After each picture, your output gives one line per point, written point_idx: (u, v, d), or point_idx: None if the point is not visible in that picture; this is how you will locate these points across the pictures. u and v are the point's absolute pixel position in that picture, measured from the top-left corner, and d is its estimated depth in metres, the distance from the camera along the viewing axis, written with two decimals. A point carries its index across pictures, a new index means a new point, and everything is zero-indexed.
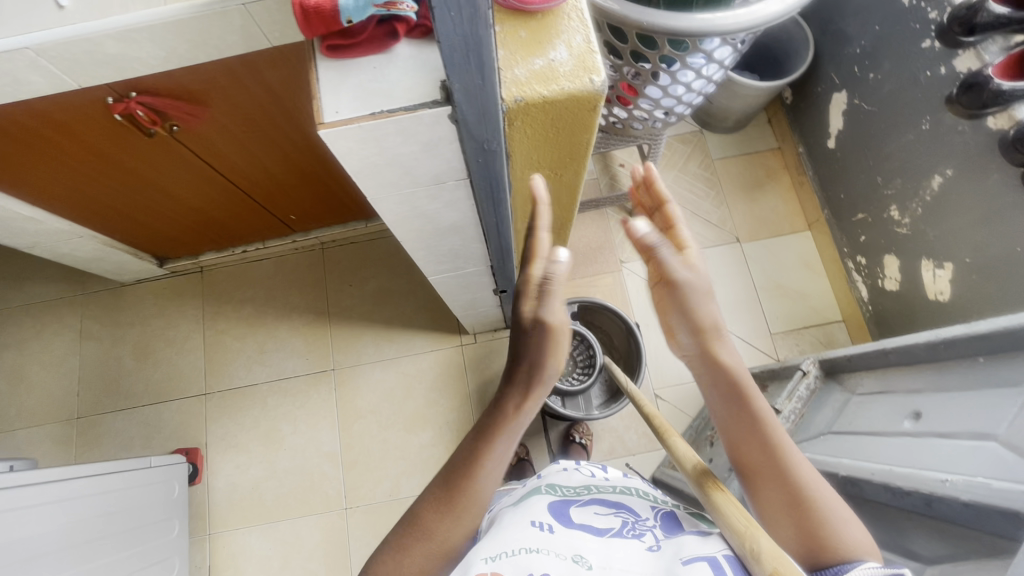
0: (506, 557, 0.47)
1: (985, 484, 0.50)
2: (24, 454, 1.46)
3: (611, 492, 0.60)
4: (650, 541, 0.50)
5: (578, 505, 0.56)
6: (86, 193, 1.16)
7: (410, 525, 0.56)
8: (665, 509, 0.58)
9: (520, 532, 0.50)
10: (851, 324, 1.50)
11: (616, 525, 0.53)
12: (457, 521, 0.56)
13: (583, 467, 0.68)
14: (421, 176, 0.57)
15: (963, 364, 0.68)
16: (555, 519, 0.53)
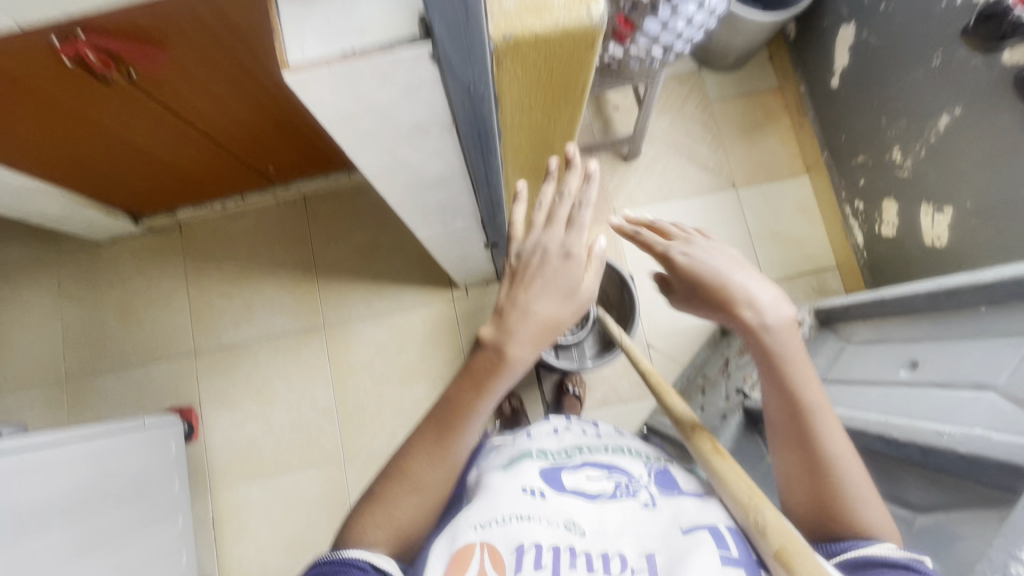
0: (498, 525, 0.47)
1: (985, 436, 0.50)
2: (15, 417, 1.45)
3: (604, 453, 0.60)
4: (645, 499, 0.51)
5: (570, 470, 0.56)
6: (44, 147, 1.08)
7: (400, 476, 0.55)
8: (660, 467, 0.58)
9: (512, 498, 0.51)
10: (844, 270, 1.50)
11: (610, 488, 0.53)
12: (447, 470, 0.56)
13: (573, 425, 0.69)
14: (402, 124, 0.51)
15: (964, 314, 0.67)
16: (546, 485, 0.53)
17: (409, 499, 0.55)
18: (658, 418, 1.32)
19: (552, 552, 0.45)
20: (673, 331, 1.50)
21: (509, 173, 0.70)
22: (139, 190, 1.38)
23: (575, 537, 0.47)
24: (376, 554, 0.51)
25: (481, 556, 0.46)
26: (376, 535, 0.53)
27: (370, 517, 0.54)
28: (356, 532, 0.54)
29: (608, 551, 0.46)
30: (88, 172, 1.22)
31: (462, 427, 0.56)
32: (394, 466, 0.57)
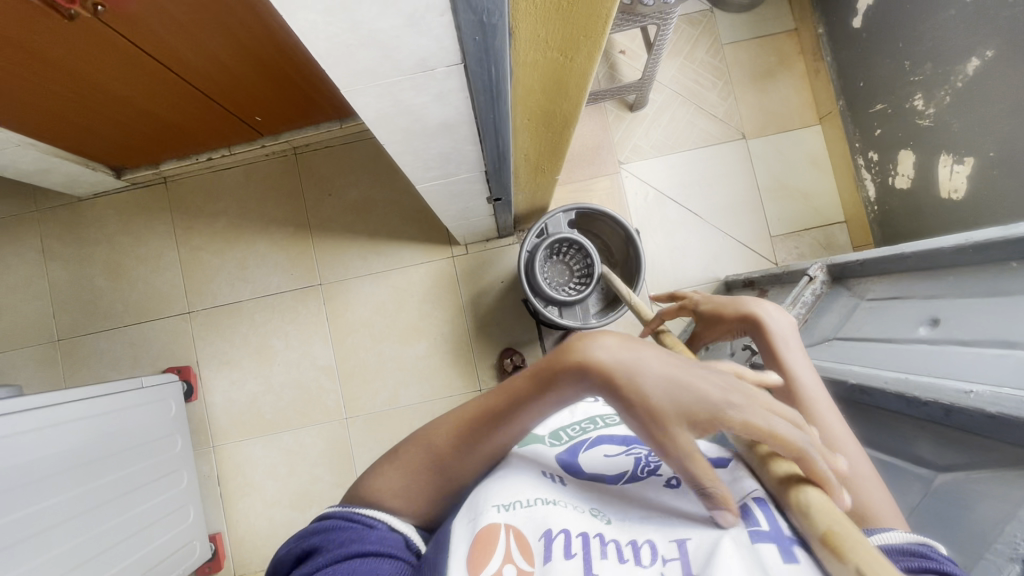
0: (523, 507, 0.49)
1: (1015, 395, 0.48)
2: (8, 377, 1.43)
3: (618, 422, 0.63)
4: (667, 476, 0.54)
5: (586, 450, 0.59)
6: (11, 93, 1.00)
7: (422, 447, 0.57)
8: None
9: (535, 482, 0.52)
10: (852, 225, 1.47)
11: (630, 467, 0.57)
12: (469, 459, 0.56)
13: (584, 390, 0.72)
14: (405, 63, 0.45)
15: (993, 269, 0.65)
16: (564, 470, 0.56)
17: (427, 474, 0.56)
18: None
19: (581, 540, 0.46)
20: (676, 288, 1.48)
21: (517, 119, 0.65)
22: (121, 143, 1.30)
23: (602, 524, 0.48)
24: (390, 516, 0.55)
25: (506, 538, 0.47)
26: (390, 498, 0.56)
27: (387, 478, 0.57)
28: (371, 492, 0.57)
29: (638, 539, 0.46)
30: (62, 123, 1.15)
31: (496, 424, 0.54)
32: (421, 436, 0.58)
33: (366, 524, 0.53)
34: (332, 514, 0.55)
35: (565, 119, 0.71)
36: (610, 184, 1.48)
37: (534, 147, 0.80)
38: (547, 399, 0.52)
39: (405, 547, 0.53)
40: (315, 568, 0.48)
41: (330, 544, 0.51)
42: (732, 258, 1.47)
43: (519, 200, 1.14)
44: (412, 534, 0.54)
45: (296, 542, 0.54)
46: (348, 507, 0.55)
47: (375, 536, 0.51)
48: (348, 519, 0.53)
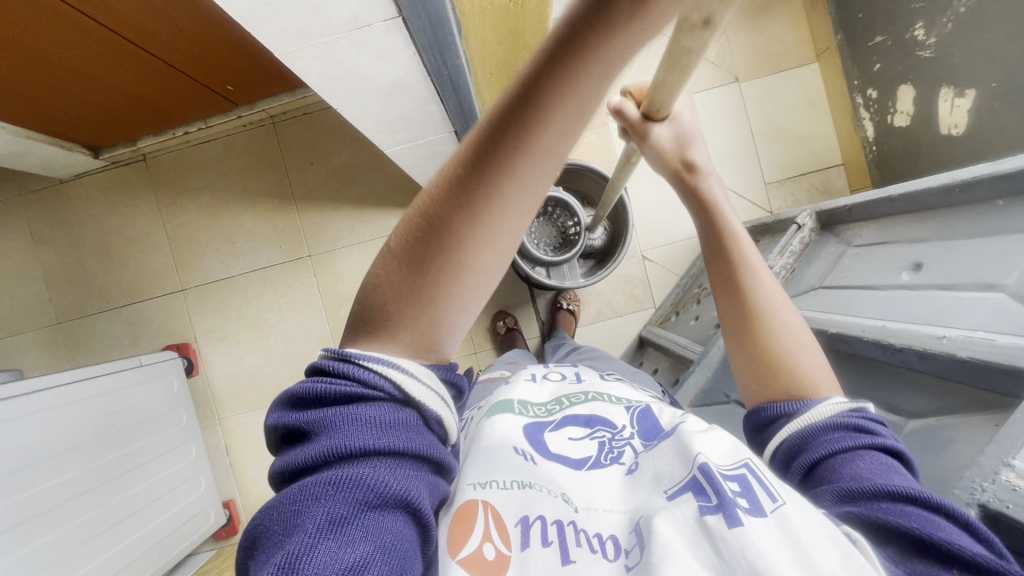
0: (501, 489, 0.51)
1: (987, 339, 0.47)
2: (14, 361, 1.45)
3: (584, 404, 0.68)
4: (628, 464, 0.57)
5: (554, 431, 0.63)
6: None
7: (419, 228, 0.38)
8: (638, 409, 0.67)
9: (507, 465, 0.55)
10: (851, 167, 1.42)
11: (594, 452, 0.60)
12: (488, 233, 0.37)
13: (552, 376, 0.80)
14: (337, 19, 0.42)
15: (979, 208, 0.62)
16: (534, 450, 0.59)
17: (434, 274, 0.38)
18: (655, 330, 1.34)
19: (556, 527, 0.48)
20: (668, 242, 1.46)
21: (477, 72, 0.62)
22: (95, 122, 1.28)
23: (573, 512, 0.51)
24: (397, 368, 0.41)
25: (481, 516, 0.48)
26: (395, 334, 0.41)
27: (383, 286, 0.40)
28: (374, 325, 0.41)
29: (603, 532, 0.49)
30: (33, 105, 1.12)
31: (521, 156, 0.34)
32: (416, 218, 0.39)
33: (366, 399, 0.41)
34: (324, 368, 0.42)
35: None
36: (598, 137, 1.44)
37: None
38: (591, 71, 0.32)
39: (416, 429, 0.42)
40: (308, 461, 0.39)
41: (323, 427, 0.40)
42: None
43: None
44: (425, 400, 0.42)
45: (285, 402, 0.43)
46: (341, 359, 0.41)
47: (376, 422, 0.40)
48: (343, 388, 0.40)
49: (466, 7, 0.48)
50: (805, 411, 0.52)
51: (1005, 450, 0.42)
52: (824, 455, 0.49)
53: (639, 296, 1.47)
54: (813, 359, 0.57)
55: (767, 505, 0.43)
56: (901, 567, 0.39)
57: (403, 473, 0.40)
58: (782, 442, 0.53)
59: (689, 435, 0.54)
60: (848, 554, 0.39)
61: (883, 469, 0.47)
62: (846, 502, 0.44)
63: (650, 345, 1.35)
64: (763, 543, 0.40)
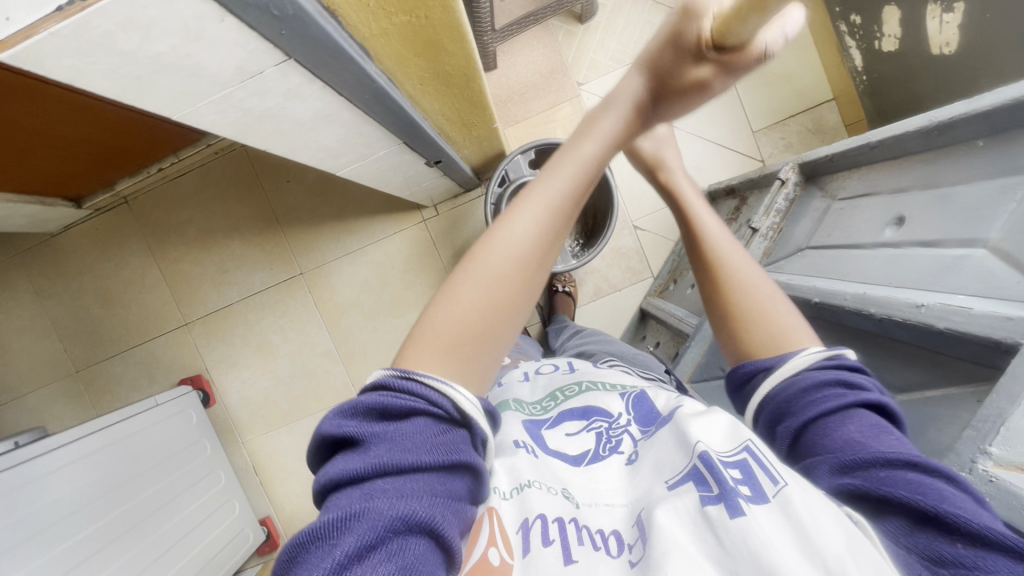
0: (505, 498, 0.42)
1: (964, 309, 0.44)
2: (41, 415, 1.50)
3: (579, 395, 0.56)
4: (628, 453, 0.46)
5: (550, 426, 0.52)
6: None
7: (497, 255, 0.45)
8: (634, 394, 0.53)
9: (507, 462, 0.45)
10: (842, 102, 1.34)
11: (592, 445, 0.48)
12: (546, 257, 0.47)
13: (544, 367, 0.68)
14: (219, 75, 0.39)
15: (959, 151, 0.57)
16: (533, 442, 0.49)
17: (509, 292, 0.45)
18: (653, 302, 1.31)
19: (557, 525, 0.38)
20: (658, 208, 1.42)
21: (405, 85, 0.59)
22: (72, 175, 1.28)
23: (573, 507, 0.41)
24: (453, 387, 0.40)
25: (489, 525, 0.40)
26: (444, 356, 0.42)
27: (449, 308, 0.44)
28: (431, 349, 0.42)
29: (604, 529, 0.39)
30: (9, 172, 1.13)
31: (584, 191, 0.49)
32: (486, 246, 0.46)
33: (421, 415, 0.39)
34: (388, 383, 0.41)
35: (464, 71, 0.63)
36: (572, 110, 1.36)
37: (448, 105, 0.73)
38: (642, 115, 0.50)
39: (467, 449, 0.40)
40: (353, 475, 0.36)
41: (376, 440, 0.38)
42: (714, 165, 1.37)
43: (468, 154, 1.07)
44: (480, 423, 0.41)
45: (337, 416, 0.40)
46: (406, 376, 0.40)
47: (430, 439, 0.38)
48: (404, 403, 0.39)
49: (365, 32, 0.45)
50: (784, 365, 0.47)
51: (981, 436, 0.39)
52: (811, 418, 0.42)
53: (636, 267, 1.43)
54: (788, 316, 0.51)
55: (768, 489, 0.35)
56: (905, 546, 0.33)
57: (450, 497, 0.37)
58: (766, 408, 0.46)
59: (686, 418, 0.43)
60: (853, 537, 0.31)
61: (876, 430, 0.40)
62: (844, 473, 0.38)
63: (651, 317, 1.32)
64: (770, 536, 0.31)
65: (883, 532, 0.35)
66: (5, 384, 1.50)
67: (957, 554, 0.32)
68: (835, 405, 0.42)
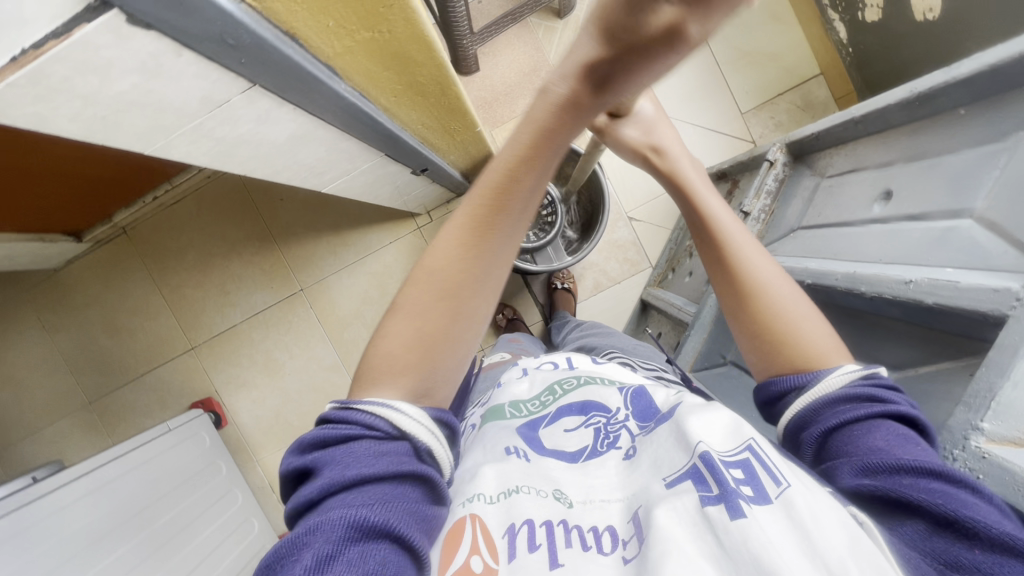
0: (490, 502, 0.40)
1: (952, 283, 0.44)
2: (56, 450, 1.48)
3: (576, 389, 0.54)
4: (627, 448, 0.46)
5: (546, 424, 0.51)
6: None
7: (430, 282, 0.45)
8: (633, 388, 0.53)
9: (495, 467, 0.43)
10: (829, 76, 1.33)
11: (590, 441, 0.47)
12: (482, 277, 0.45)
13: (542, 363, 0.64)
14: (185, 106, 0.39)
15: (942, 120, 0.56)
16: (528, 445, 0.47)
17: (443, 317, 0.44)
18: (653, 292, 1.31)
19: (546, 529, 0.37)
20: (651, 198, 1.41)
21: (379, 98, 0.59)
22: (69, 209, 1.29)
23: (565, 509, 0.40)
24: (393, 407, 0.41)
25: (471, 530, 0.38)
26: (394, 377, 0.43)
27: (391, 335, 0.44)
28: (375, 373, 0.44)
29: (599, 525, 0.38)
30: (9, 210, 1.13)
31: (508, 208, 0.44)
32: (423, 271, 0.45)
33: (363, 438, 0.40)
34: (330, 417, 0.42)
35: (437, 79, 0.63)
36: None
37: (426, 113, 0.73)
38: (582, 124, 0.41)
39: (415, 460, 0.40)
40: (307, 500, 0.38)
41: (323, 466, 0.39)
42: (705, 150, 1.36)
43: (455, 159, 1.07)
44: (420, 435, 0.41)
45: (292, 455, 0.42)
46: (343, 405, 0.42)
47: (371, 454, 0.39)
48: (341, 430, 0.40)
49: (331, 51, 0.45)
50: (818, 383, 0.44)
51: (973, 412, 0.40)
52: (836, 424, 0.42)
53: (634, 259, 1.42)
54: (812, 325, 0.48)
55: (771, 490, 0.34)
56: (922, 550, 0.33)
57: (403, 503, 0.38)
58: (788, 418, 0.45)
59: (687, 413, 0.42)
60: (857, 538, 0.31)
61: (903, 439, 0.39)
62: (866, 477, 0.37)
63: (653, 307, 1.32)
64: (773, 538, 0.31)
65: (901, 536, 0.34)
66: (16, 423, 1.49)
67: (974, 560, 0.32)
68: (862, 413, 0.41)
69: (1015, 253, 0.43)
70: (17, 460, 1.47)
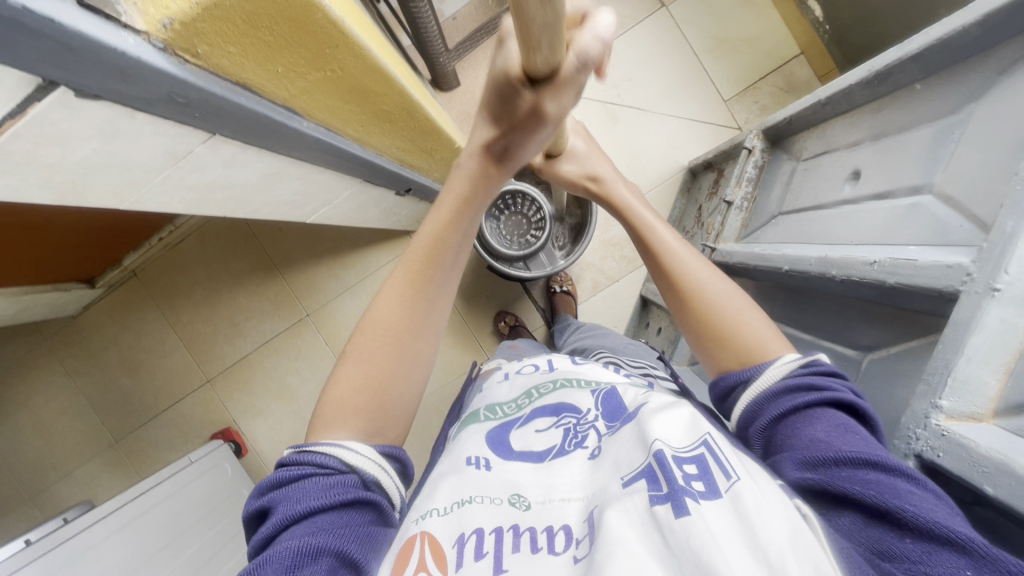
0: (440, 515, 0.41)
1: (910, 261, 0.47)
2: (86, 492, 1.52)
3: (552, 392, 0.55)
4: (592, 447, 0.46)
5: (519, 426, 0.52)
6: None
7: (373, 333, 0.50)
8: (606, 389, 0.53)
9: (452, 480, 0.45)
10: (810, 55, 1.32)
11: (558, 440, 0.49)
12: (423, 324, 0.51)
13: (524, 366, 0.65)
14: (150, 161, 0.42)
15: (902, 96, 0.57)
16: (492, 452, 0.48)
17: (390, 363, 0.49)
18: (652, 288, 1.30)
19: (494, 536, 0.38)
20: None
21: (347, 129, 0.61)
22: (85, 258, 1.32)
23: (520, 513, 0.41)
24: (344, 445, 0.45)
25: (420, 547, 0.38)
26: (347, 421, 0.47)
27: (343, 381, 0.48)
28: (330, 417, 0.47)
29: (554, 526, 0.39)
30: (35, 266, 1.16)
31: (441, 263, 0.50)
32: (366, 324, 0.50)
33: (314, 476, 0.43)
34: (285, 459, 0.45)
35: (401, 104, 0.65)
36: None
37: (398, 137, 0.75)
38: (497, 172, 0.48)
39: (361, 491, 0.43)
40: (262, 538, 0.40)
41: (277, 504, 0.42)
42: (691, 141, 1.35)
43: (440, 176, 1.09)
44: (367, 469, 0.45)
45: (251, 498, 0.45)
46: (298, 448, 0.45)
47: (321, 488, 0.42)
48: (294, 470, 0.43)
49: (287, 92, 0.47)
50: (759, 376, 0.47)
51: (932, 391, 0.42)
52: (777, 417, 0.44)
53: (630, 255, 1.43)
54: (753, 318, 0.52)
55: (721, 484, 0.35)
56: (856, 540, 0.34)
57: (351, 531, 0.40)
58: (738, 414, 0.48)
59: (649, 413, 0.44)
60: (798, 530, 0.31)
61: (844, 431, 0.41)
62: (806, 469, 0.39)
63: (652, 303, 1.31)
64: (716, 533, 0.31)
65: (838, 528, 0.36)
66: (49, 465, 1.53)
67: (905, 549, 0.32)
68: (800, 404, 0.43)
69: (971, 227, 0.45)
70: (52, 501, 1.51)
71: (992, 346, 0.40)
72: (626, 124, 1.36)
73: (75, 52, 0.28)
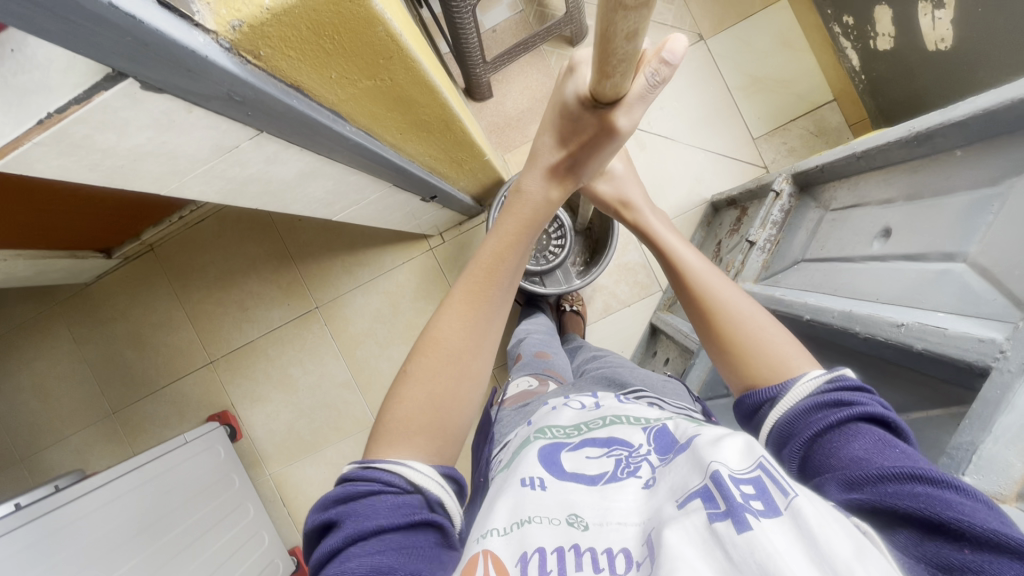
0: (501, 535, 0.40)
1: (940, 330, 0.47)
2: (78, 460, 1.52)
3: (601, 427, 0.52)
4: (646, 477, 0.44)
5: (569, 450, 0.50)
6: (27, 224, 1.04)
7: (431, 351, 0.51)
8: (658, 426, 0.50)
9: (509, 501, 0.43)
10: (843, 102, 1.32)
11: (610, 468, 0.46)
12: (479, 340, 0.53)
13: (572, 401, 0.63)
14: (196, 153, 0.42)
15: (939, 162, 0.57)
16: (546, 472, 0.46)
17: (454, 379, 0.51)
18: (664, 316, 1.30)
19: (557, 556, 0.37)
20: None
21: (383, 136, 0.62)
22: (107, 229, 1.34)
23: (579, 533, 0.39)
24: (408, 465, 0.45)
25: (483, 565, 0.38)
26: (411, 440, 0.48)
27: (407, 401, 0.50)
28: (392, 435, 0.48)
29: (613, 547, 0.38)
30: (63, 230, 1.18)
31: (499, 279, 0.54)
32: (424, 343, 0.52)
33: (381, 494, 0.43)
34: (350, 476, 0.46)
35: (440, 116, 0.66)
36: None
37: (431, 145, 0.75)
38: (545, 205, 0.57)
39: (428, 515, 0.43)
40: (328, 551, 0.40)
41: (344, 518, 0.42)
42: (716, 175, 1.35)
43: (465, 185, 1.10)
44: (432, 489, 0.45)
45: (312, 515, 0.45)
46: (364, 465, 0.46)
47: (390, 507, 0.42)
48: (360, 486, 0.44)
49: (334, 97, 0.48)
50: (786, 395, 0.48)
51: (956, 464, 0.43)
52: (816, 436, 0.44)
53: (645, 281, 1.42)
54: (777, 338, 0.53)
55: (780, 501, 0.34)
56: (916, 556, 0.34)
57: (420, 553, 0.40)
58: (772, 429, 0.48)
59: (704, 442, 0.41)
60: (863, 547, 0.31)
61: (881, 444, 0.41)
62: (852, 489, 0.39)
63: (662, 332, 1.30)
64: (781, 547, 0.30)
65: (894, 544, 0.35)
66: (46, 430, 1.54)
67: (966, 560, 0.32)
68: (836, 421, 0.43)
69: (1004, 301, 0.45)
70: (45, 465, 1.52)
71: (1020, 429, 0.40)
72: (653, 152, 1.36)
73: (149, 47, 0.29)
